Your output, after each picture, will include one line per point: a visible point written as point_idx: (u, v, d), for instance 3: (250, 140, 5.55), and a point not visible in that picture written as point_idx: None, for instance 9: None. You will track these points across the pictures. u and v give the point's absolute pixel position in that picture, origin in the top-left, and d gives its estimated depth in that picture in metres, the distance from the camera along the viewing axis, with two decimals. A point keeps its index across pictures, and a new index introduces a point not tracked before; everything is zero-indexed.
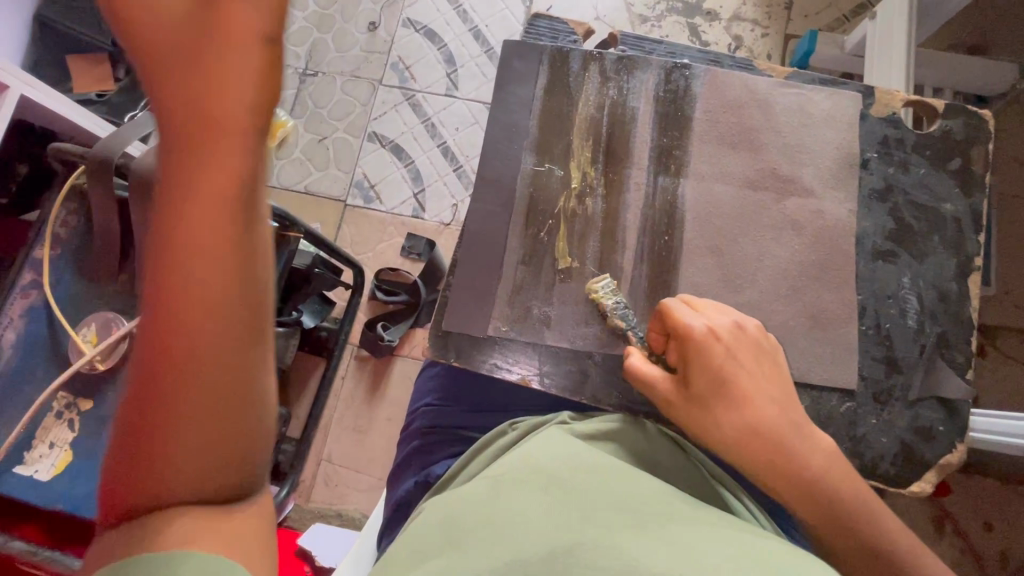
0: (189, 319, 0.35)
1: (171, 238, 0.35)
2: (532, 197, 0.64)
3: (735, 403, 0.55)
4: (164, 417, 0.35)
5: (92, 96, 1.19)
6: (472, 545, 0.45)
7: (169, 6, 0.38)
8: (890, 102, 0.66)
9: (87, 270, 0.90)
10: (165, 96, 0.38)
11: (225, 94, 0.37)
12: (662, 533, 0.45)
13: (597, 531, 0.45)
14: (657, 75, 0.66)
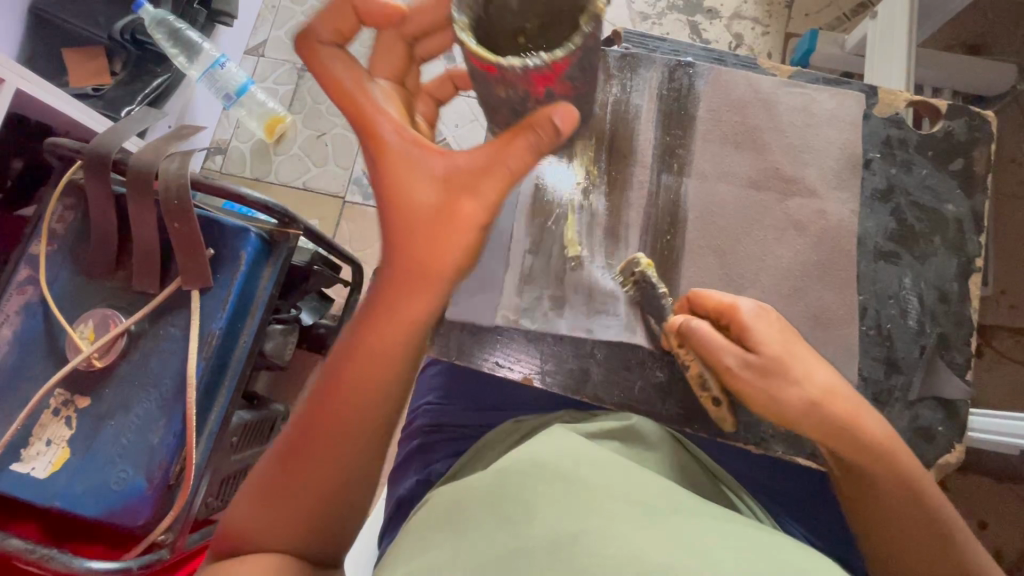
0: (348, 421, 0.52)
1: (358, 353, 0.52)
2: (535, 195, 0.64)
3: (807, 369, 0.53)
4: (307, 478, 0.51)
5: (88, 90, 1.17)
6: (477, 536, 0.45)
7: (408, 182, 0.50)
8: (894, 102, 0.66)
9: (84, 266, 0.90)
10: (384, 248, 0.52)
11: (435, 265, 0.51)
12: (667, 528, 0.44)
13: (603, 521, 0.44)
14: (661, 73, 0.66)
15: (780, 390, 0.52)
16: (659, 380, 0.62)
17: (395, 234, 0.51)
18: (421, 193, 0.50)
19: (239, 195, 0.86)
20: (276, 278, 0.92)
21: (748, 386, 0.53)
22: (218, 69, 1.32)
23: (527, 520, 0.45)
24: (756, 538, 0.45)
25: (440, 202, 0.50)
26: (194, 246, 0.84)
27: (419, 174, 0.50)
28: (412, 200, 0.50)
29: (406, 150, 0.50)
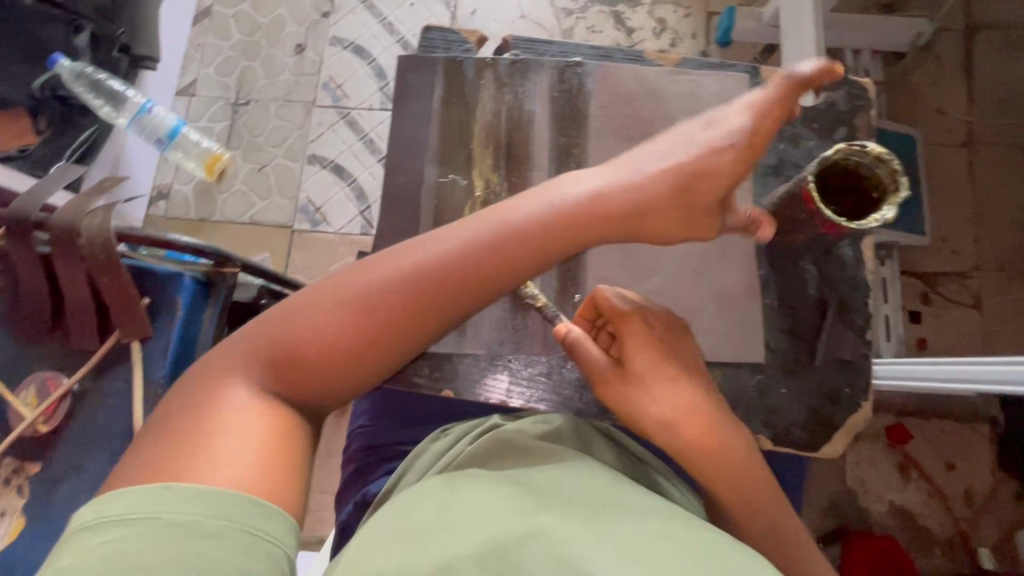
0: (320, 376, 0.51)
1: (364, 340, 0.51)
2: (438, 209, 0.65)
3: (674, 385, 0.55)
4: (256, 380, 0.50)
5: (13, 152, 1.14)
6: (423, 544, 0.44)
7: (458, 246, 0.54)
8: (777, 80, 0.67)
9: (19, 331, 0.89)
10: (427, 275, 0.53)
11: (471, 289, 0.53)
12: (612, 521, 0.46)
13: (556, 520, 0.45)
14: (551, 75, 0.68)
15: (639, 409, 0.55)
16: (575, 377, 0.66)
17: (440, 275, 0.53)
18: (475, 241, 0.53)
19: (169, 242, 0.85)
20: (218, 319, 0.91)
21: (614, 398, 0.56)
22: (146, 114, 1.32)
23: (478, 530, 0.44)
24: (682, 528, 0.46)
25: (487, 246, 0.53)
26: (128, 298, 0.84)
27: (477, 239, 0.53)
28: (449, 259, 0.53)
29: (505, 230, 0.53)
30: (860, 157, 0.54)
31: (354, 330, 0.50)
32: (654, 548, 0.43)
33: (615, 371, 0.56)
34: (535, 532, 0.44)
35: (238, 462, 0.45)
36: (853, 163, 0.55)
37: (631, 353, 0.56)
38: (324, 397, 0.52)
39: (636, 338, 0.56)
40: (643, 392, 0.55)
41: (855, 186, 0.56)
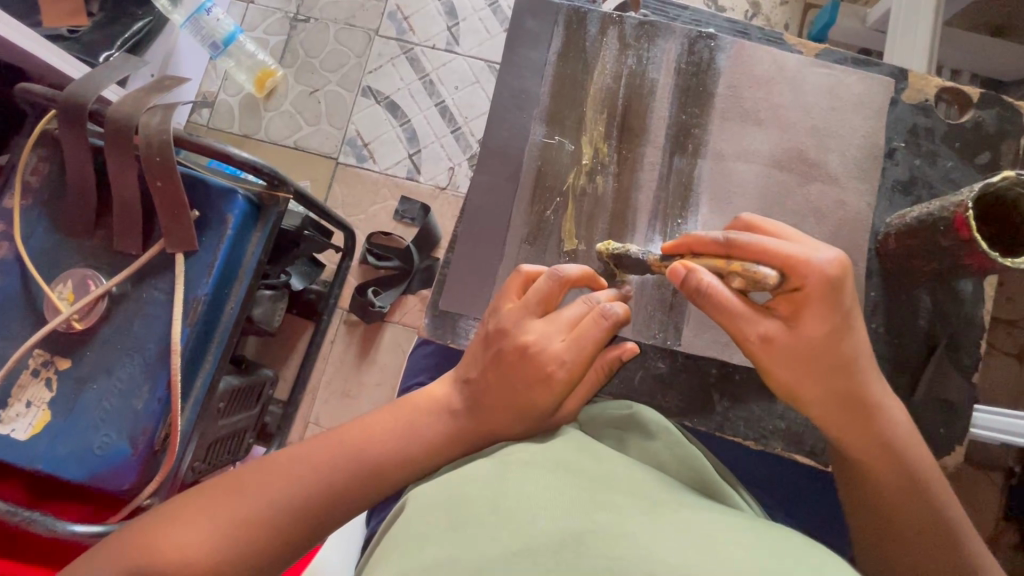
0: (369, 460, 0.55)
1: (419, 436, 0.56)
2: (539, 170, 0.64)
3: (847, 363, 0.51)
4: (318, 494, 0.53)
5: (64, 32, 1.10)
6: (479, 534, 0.42)
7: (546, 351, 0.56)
8: (923, 88, 0.65)
9: (61, 223, 0.85)
10: (501, 376, 0.56)
11: (530, 408, 0.55)
12: (676, 519, 0.42)
13: (610, 517, 0.42)
14: (680, 45, 0.66)
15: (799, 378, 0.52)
16: (661, 372, 0.62)
17: (514, 372, 0.56)
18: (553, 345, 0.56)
19: (224, 154, 0.81)
20: (265, 243, 0.89)
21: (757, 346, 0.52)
22: (204, 14, 1.24)
23: (527, 515, 0.43)
24: (759, 528, 0.43)
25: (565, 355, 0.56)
26: (179, 208, 0.80)
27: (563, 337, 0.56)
28: (537, 354, 0.56)
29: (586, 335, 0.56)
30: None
31: (415, 440, 0.56)
32: (721, 551, 0.38)
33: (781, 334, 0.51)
34: (598, 526, 0.41)
35: (203, 529, 0.49)
36: (1017, 197, 0.50)
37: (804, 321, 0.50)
38: (352, 491, 0.54)
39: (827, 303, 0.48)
40: (811, 363, 0.51)
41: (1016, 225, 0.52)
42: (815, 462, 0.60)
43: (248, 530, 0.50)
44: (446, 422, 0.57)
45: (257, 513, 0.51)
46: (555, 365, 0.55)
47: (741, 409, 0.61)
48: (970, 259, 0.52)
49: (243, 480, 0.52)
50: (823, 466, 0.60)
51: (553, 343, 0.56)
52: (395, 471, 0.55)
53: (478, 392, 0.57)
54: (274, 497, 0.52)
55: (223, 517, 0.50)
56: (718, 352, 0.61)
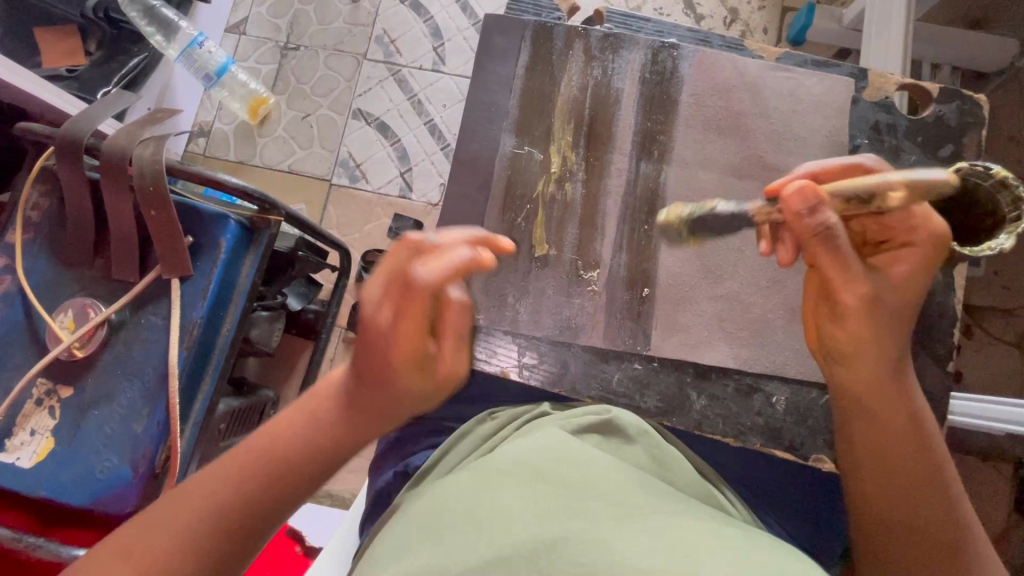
0: (279, 458, 0.52)
1: (317, 431, 0.53)
2: (509, 181, 0.66)
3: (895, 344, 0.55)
4: (228, 513, 0.50)
5: (62, 72, 1.14)
6: (457, 543, 0.44)
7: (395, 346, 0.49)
8: (883, 86, 0.66)
9: (61, 254, 0.88)
10: (367, 372, 0.51)
11: (404, 395, 0.52)
12: (649, 526, 0.44)
13: (582, 524, 0.44)
14: (644, 55, 0.68)
15: (860, 341, 0.54)
16: (637, 374, 0.62)
17: (375, 361, 0.50)
18: (399, 338, 0.48)
19: (216, 181, 0.84)
20: (258, 266, 0.91)
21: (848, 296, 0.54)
22: (196, 48, 1.26)
23: (504, 524, 0.44)
24: (728, 535, 0.45)
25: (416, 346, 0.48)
26: (173, 235, 0.82)
27: (413, 328, 0.48)
28: (389, 347, 0.49)
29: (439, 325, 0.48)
30: (980, 181, 0.53)
31: (320, 435, 0.53)
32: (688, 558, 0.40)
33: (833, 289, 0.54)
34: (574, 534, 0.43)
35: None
36: (971, 188, 0.54)
37: (845, 293, 0.53)
38: (269, 497, 0.51)
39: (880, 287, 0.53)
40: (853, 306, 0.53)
41: (963, 209, 0.56)
42: (795, 457, 0.60)
43: (164, 565, 0.47)
44: (345, 410, 0.54)
45: (167, 546, 0.48)
46: (405, 358, 0.49)
47: (719, 405, 0.61)
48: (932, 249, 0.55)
49: (149, 518, 0.49)
50: (803, 461, 0.60)
51: (404, 334, 0.48)
52: (310, 466, 0.53)
53: (359, 382, 0.53)
54: (185, 524, 0.48)
55: (133, 559, 0.47)
56: (691, 352, 0.62)
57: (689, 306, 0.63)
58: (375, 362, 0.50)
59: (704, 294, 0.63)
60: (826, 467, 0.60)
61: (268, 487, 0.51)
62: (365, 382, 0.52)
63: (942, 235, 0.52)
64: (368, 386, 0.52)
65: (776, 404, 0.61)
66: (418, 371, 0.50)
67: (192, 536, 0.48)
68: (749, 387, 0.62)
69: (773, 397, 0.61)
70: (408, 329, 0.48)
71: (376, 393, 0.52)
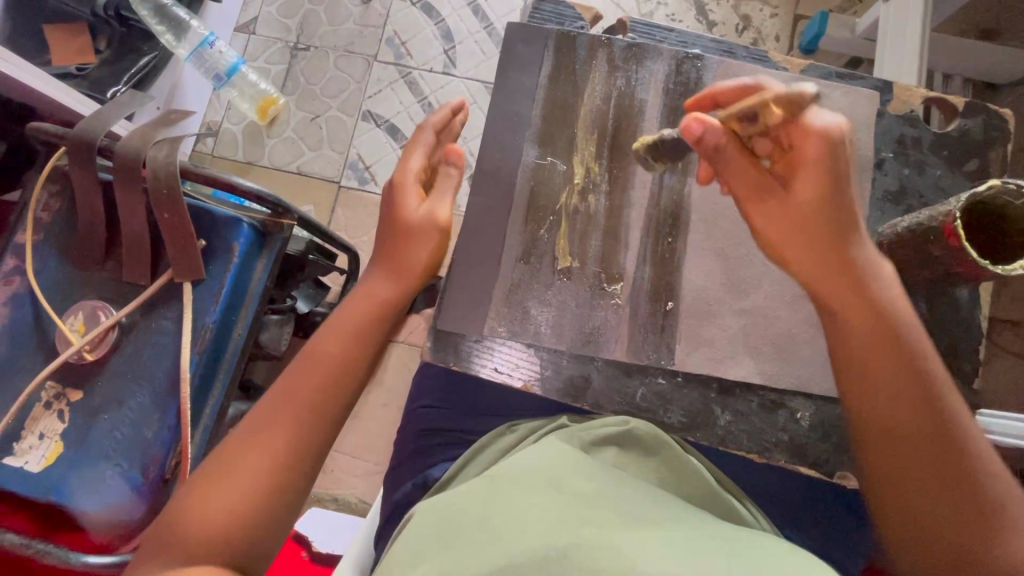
0: (330, 354, 0.61)
1: (356, 319, 0.63)
2: (533, 191, 0.65)
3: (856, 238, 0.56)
4: (305, 412, 0.58)
5: (71, 70, 1.13)
6: (469, 549, 0.43)
7: (413, 230, 0.65)
8: (909, 100, 0.67)
9: (72, 256, 0.87)
10: (388, 261, 0.65)
11: (417, 267, 0.65)
12: (663, 533, 0.43)
13: (596, 530, 0.43)
14: (667, 65, 0.68)
15: (854, 317, 0.55)
16: (661, 388, 0.62)
17: (392, 245, 0.65)
18: (414, 226, 0.65)
19: (231, 184, 0.83)
20: (270, 270, 0.91)
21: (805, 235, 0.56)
22: (207, 47, 1.26)
23: (516, 529, 0.43)
24: (743, 541, 0.44)
25: (426, 228, 0.65)
26: (185, 238, 0.81)
27: (421, 227, 0.65)
28: (409, 237, 0.65)
29: (422, 220, 0.65)
30: (1011, 198, 0.51)
31: (362, 325, 0.63)
32: (700, 559, 0.40)
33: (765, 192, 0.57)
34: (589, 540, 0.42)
35: (228, 493, 0.53)
36: (1003, 203, 0.52)
37: (798, 176, 0.56)
38: (335, 388, 0.60)
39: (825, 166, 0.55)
40: (809, 239, 0.56)
41: (993, 224, 0.54)
42: (821, 473, 0.60)
43: (267, 469, 0.55)
44: (371, 299, 0.64)
45: (263, 452, 0.55)
46: (419, 234, 0.65)
47: (744, 421, 0.61)
48: (963, 267, 0.53)
49: (238, 441, 0.56)
50: (829, 478, 0.60)
51: (418, 222, 0.65)
52: (358, 351, 0.62)
53: (390, 272, 0.65)
54: (274, 434, 0.56)
55: (237, 469, 0.54)
56: (715, 367, 0.62)
57: (712, 321, 0.63)
58: (395, 250, 0.65)
59: (728, 309, 0.63)
60: (852, 485, 0.59)
61: (329, 378, 0.60)
62: (391, 264, 0.65)
63: (829, 137, 0.54)
64: (393, 270, 0.65)
65: (801, 420, 0.61)
66: (428, 248, 0.65)
67: (282, 439, 0.56)
68: (774, 403, 0.61)
69: (797, 413, 0.61)
70: (419, 220, 0.65)
71: (402, 268, 0.65)
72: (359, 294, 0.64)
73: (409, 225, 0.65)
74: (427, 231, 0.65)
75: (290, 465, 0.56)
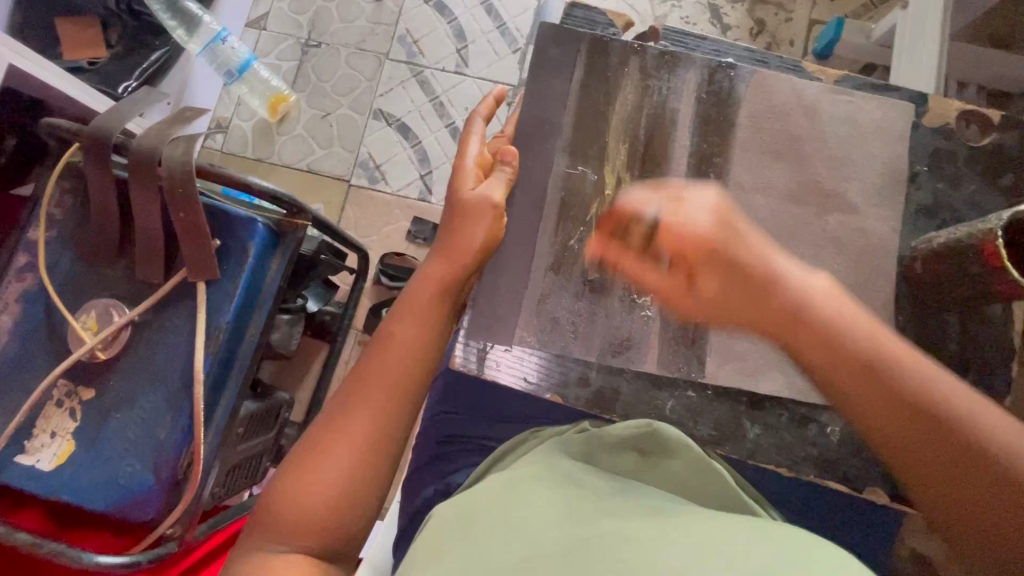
0: (399, 347, 0.56)
1: (413, 306, 0.57)
2: (563, 201, 0.65)
3: (768, 256, 0.57)
4: (378, 408, 0.54)
5: (83, 64, 1.12)
6: (490, 544, 0.43)
7: (478, 215, 0.59)
8: (946, 113, 0.67)
9: (86, 254, 0.87)
10: (447, 246, 0.59)
11: (482, 248, 0.59)
12: (683, 526, 0.43)
13: (615, 527, 0.43)
14: (699, 74, 0.67)
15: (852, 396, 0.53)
16: (691, 400, 0.63)
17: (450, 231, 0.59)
18: (476, 214, 0.59)
19: (247, 184, 0.82)
20: (285, 270, 0.89)
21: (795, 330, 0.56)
22: (220, 43, 1.26)
23: (535, 529, 0.44)
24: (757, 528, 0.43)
25: (486, 208, 0.59)
26: (199, 235, 0.80)
27: (479, 209, 0.59)
28: (469, 222, 0.59)
29: (482, 200, 0.59)
30: None
31: (424, 314, 0.57)
32: (720, 551, 0.39)
33: (680, 297, 0.59)
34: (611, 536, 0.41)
35: (311, 495, 0.50)
36: None
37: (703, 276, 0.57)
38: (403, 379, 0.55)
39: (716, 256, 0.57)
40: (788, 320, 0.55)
41: None
42: (850, 489, 0.61)
43: (347, 471, 0.51)
44: (432, 285, 0.58)
45: (341, 453, 0.52)
46: (480, 218, 0.59)
47: (773, 435, 0.62)
48: (999, 284, 0.53)
49: (314, 442, 0.52)
50: (858, 493, 0.61)
51: (483, 204, 0.59)
52: (427, 342, 0.57)
53: (450, 257, 0.59)
54: (351, 434, 0.52)
55: (315, 472, 0.51)
56: (745, 381, 0.62)
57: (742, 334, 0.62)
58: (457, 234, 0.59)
59: None
60: (882, 500, 0.60)
61: (397, 370, 0.55)
62: (448, 248, 0.59)
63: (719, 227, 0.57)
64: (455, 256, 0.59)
65: (830, 434, 0.61)
66: (491, 231, 0.60)
67: (358, 439, 0.52)
68: (803, 417, 0.62)
69: (827, 427, 0.61)
70: (478, 202, 0.59)
71: (463, 253, 0.59)
72: (420, 278, 0.59)
73: (469, 208, 0.59)
74: (486, 214, 0.59)
75: (369, 465, 0.52)
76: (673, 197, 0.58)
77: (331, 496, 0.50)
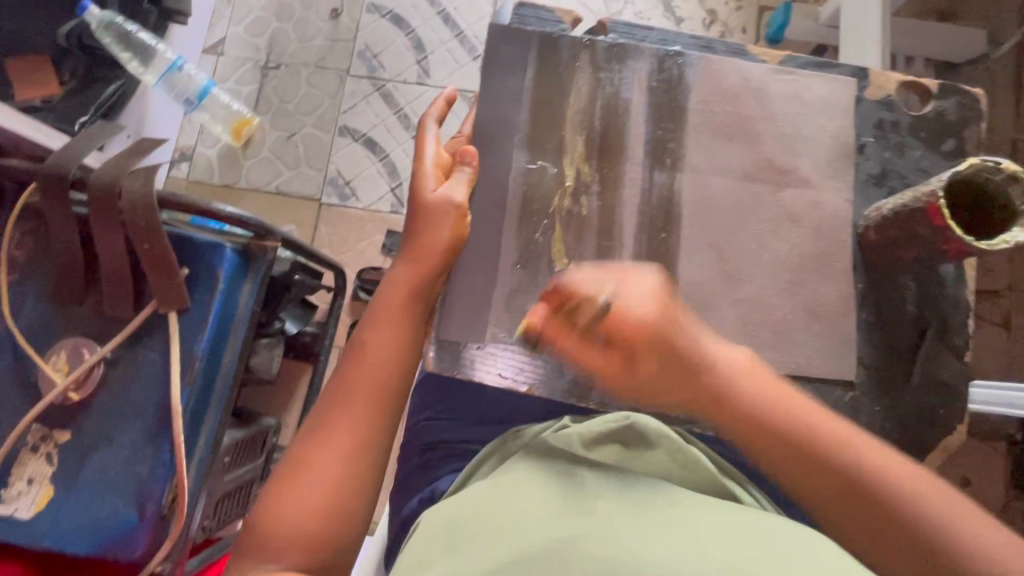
0: (372, 356, 0.56)
1: (383, 315, 0.58)
2: (525, 197, 0.65)
3: (699, 340, 0.54)
4: (357, 417, 0.53)
5: (36, 104, 1.10)
6: (478, 548, 0.43)
7: (440, 216, 0.59)
8: (885, 84, 0.69)
9: (50, 293, 0.85)
10: (413, 252, 0.59)
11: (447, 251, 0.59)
12: (667, 517, 0.44)
13: (602, 522, 0.43)
14: (649, 63, 0.68)
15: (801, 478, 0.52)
16: None
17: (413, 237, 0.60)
18: (439, 216, 0.59)
19: (211, 210, 0.81)
20: (257, 295, 0.88)
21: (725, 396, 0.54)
22: (176, 71, 1.24)
23: (522, 528, 0.44)
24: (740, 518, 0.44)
25: (448, 210, 0.60)
26: (167, 266, 0.79)
27: (440, 210, 0.59)
28: (432, 224, 0.59)
29: (443, 203, 0.60)
30: (991, 175, 0.54)
31: (394, 321, 0.57)
32: (712, 546, 0.40)
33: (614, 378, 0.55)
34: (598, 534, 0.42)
35: (297, 508, 0.50)
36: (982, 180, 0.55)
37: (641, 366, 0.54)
38: (379, 387, 0.55)
39: (658, 343, 0.53)
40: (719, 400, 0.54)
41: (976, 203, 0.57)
42: None
43: (330, 482, 0.51)
44: (401, 292, 0.58)
45: (323, 466, 0.51)
46: (442, 220, 0.59)
47: None
48: (947, 243, 0.56)
49: (297, 458, 0.52)
50: None
51: (443, 206, 0.60)
52: (400, 350, 0.57)
53: (414, 265, 0.59)
54: (331, 447, 0.52)
55: (299, 486, 0.50)
56: None
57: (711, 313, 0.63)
58: (421, 238, 0.59)
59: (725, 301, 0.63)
60: None
61: (372, 377, 0.55)
62: (414, 255, 0.59)
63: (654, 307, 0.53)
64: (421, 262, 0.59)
65: None
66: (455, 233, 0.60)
67: (339, 450, 0.52)
68: None
69: None
70: (439, 205, 0.60)
71: (427, 257, 0.59)
72: (387, 287, 0.59)
73: (430, 211, 0.59)
74: (448, 215, 0.60)
75: (353, 476, 0.52)
76: (618, 273, 0.54)
77: (315, 510, 0.50)
